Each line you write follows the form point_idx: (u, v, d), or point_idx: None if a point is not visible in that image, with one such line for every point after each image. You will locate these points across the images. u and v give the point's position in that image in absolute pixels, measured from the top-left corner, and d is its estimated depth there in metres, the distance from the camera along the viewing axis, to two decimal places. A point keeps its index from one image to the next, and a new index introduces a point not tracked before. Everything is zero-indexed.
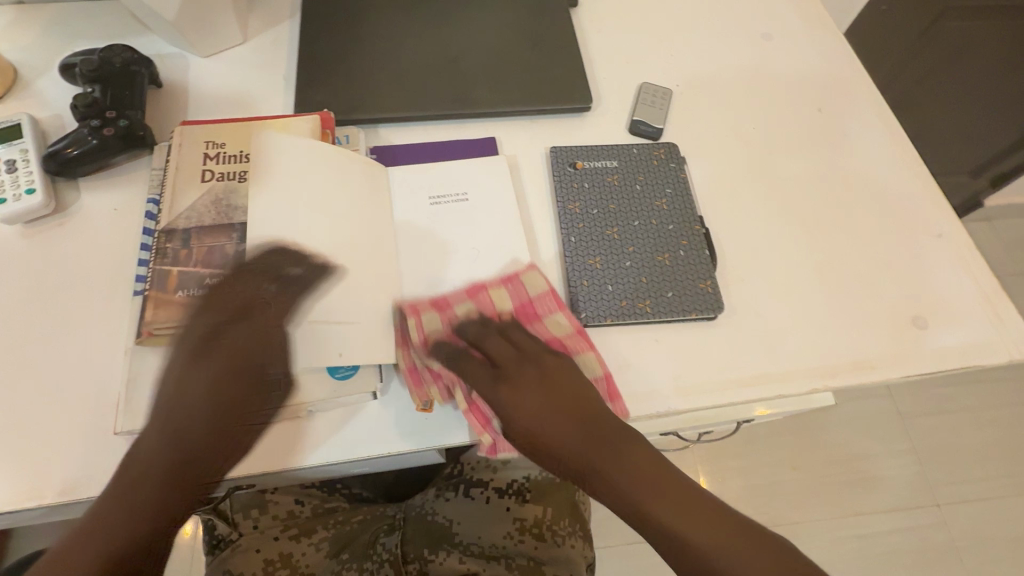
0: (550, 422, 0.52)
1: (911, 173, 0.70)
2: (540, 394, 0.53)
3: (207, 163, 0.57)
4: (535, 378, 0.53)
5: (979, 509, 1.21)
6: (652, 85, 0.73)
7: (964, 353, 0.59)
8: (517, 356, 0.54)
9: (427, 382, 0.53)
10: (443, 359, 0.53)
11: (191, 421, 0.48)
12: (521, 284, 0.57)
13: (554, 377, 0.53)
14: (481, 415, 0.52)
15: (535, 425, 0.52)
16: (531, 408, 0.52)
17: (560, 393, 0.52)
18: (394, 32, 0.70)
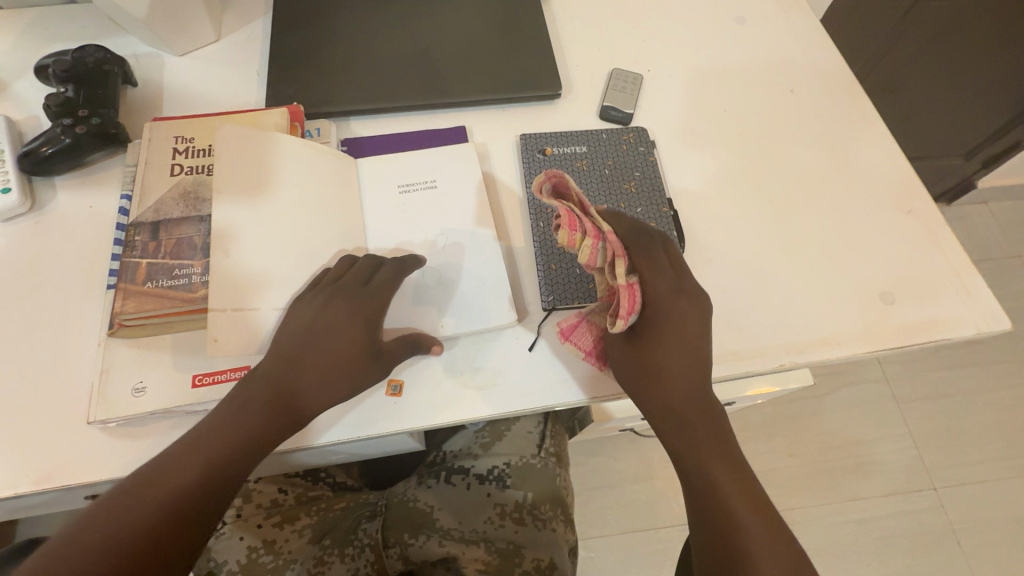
0: (667, 354, 0.50)
1: (883, 151, 0.70)
2: (663, 325, 0.51)
3: (176, 158, 0.58)
4: (669, 314, 0.51)
5: (974, 491, 1.20)
6: (622, 71, 0.73)
7: (933, 326, 0.60)
8: (673, 287, 0.52)
9: (581, 235, 0.47)
10: (597, 231, 0.48)
11: (241, 406, 0.46)
12: (650, 247, 0.54)
13: (684, 319, 0.51)
14: (631, 300, 0.49)
15: (651, 352, 0.50)
16: (656, 336, 0.50)
17: (684, 344, 0.50)
18: (365, 26, 0.71)
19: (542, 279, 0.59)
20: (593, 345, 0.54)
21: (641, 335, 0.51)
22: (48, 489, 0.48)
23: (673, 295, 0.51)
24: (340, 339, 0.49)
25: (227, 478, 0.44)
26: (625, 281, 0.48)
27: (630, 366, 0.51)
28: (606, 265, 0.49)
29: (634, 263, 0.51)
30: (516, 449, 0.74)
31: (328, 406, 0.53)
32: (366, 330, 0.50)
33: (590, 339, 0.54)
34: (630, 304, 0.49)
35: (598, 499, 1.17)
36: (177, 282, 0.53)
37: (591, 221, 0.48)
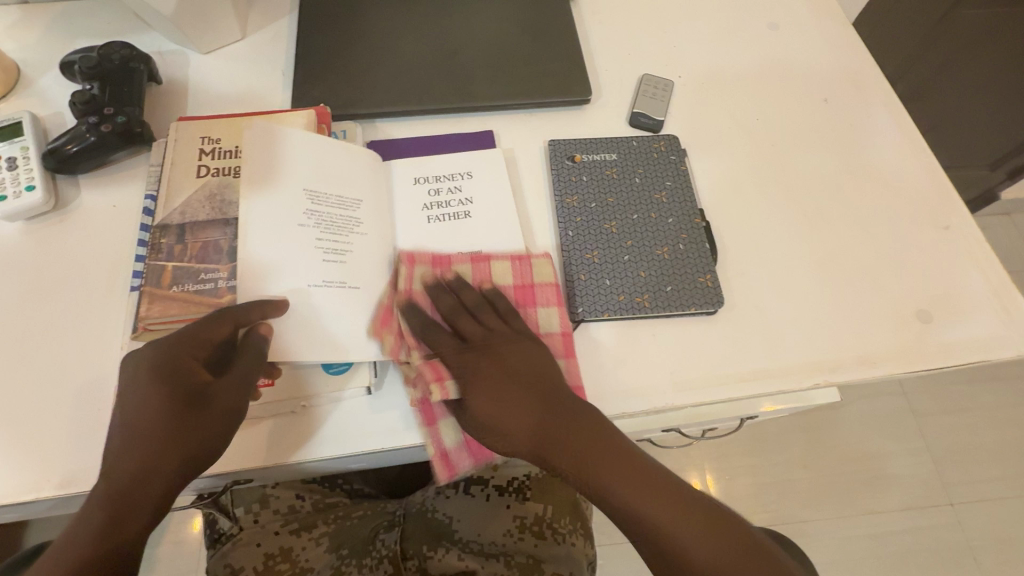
0: (497, 407, 0.50)
1: (920, 164, 0.68)
2: (514, 382, 0.51)
3: (203, 159, 0.57)
4: (501, 370, 0.51)
5: (994, 509, 1.18)
6: (653, 76, 0.71)
7: (972, 347, 0.58)
8: (470, 332, 0.53)
9: (391, 328, 0.53)
10: (418, 323, 0.53)
11: (123, 456, 0.45)
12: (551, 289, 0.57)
13: (524, 367, 0.51)
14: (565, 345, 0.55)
15: (479, 410, 0.50)
16: (478, 396, 0.50)
17: (501, 378, 0.51)
18: (392, 27, 0.70)
19: (569, 289, 0.57)
20: (469, 451, 0.52)
21: (471, 400, 0.51)
22: (71, 493, 0.48)
23: (501, 345, 0.52)
24: (164, 384, 0.45)
25: (121, 525, 0.43)
26: (547, 330, 0.55)
27: (481, 430, 0.51)
28: (412, 359, 0.52)
29: (475, 335, 0.53)
30: (536, 460, 0.72)
31: (351, 419, 0.53)
32: (178, 353, 0.46)
33: (463, 447, 0.52)
34: (437, 382, 0.51)
35: None
36: (203, 287, 0.51)
37: (422, 312, 0.54)
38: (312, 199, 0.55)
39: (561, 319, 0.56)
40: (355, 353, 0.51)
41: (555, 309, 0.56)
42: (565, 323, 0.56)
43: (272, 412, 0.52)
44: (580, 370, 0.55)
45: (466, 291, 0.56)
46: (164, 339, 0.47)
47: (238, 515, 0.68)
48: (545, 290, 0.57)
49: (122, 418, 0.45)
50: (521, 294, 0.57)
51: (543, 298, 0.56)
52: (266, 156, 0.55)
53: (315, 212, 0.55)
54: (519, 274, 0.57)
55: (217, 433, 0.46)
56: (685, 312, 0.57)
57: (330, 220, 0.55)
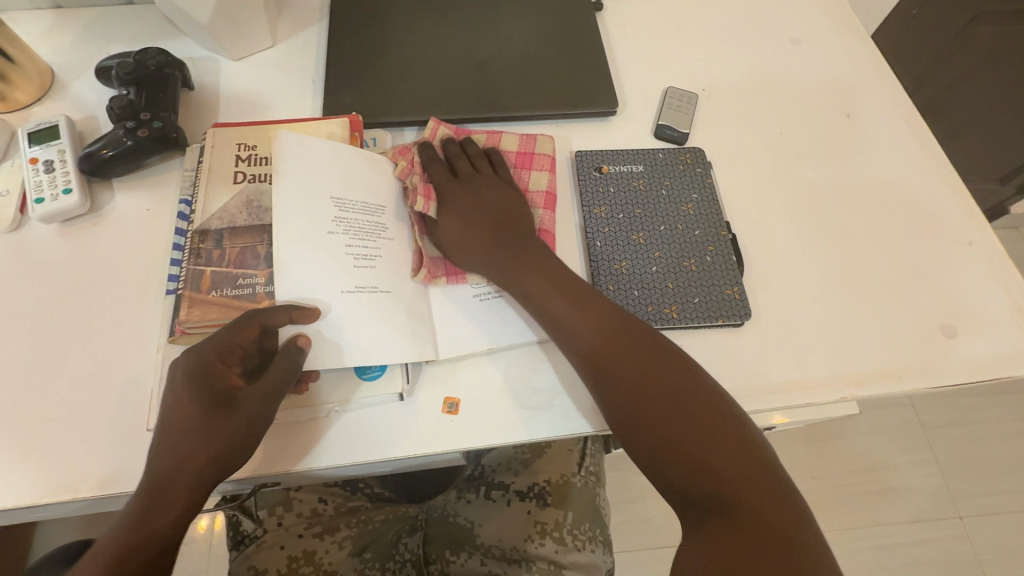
0: (463, 229, 0.56)
1: (940, 180, 0.69)
2: (488, 210, 0.57)
3: (240, 165, 0.58)
4: (481, 200, 0.57)
5: (1006, 523, 1.16)
6: (678, 88, 0.72)
7: (995, 363, 0.58)
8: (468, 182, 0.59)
9: (402, 159, 0.60)
10: (425, 158, 0.60)
11: (156, 455, 0.45)
12: (543, 159, 0.64)
13: (497, 202, 0.57)
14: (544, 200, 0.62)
15: (447, 225, 0.56)
16: (452, 216, 0.56)
17: (483, 211, 0.57)
18: (421, 37, 0.71)
19: None
20: (444, 264, 0.57)
21: (444, 221, 0.57)
22: (108, 495, 0.48)
23: (495, 183, 0.59)
24: (195, 385, 0.46)
25: (152, 525, 0.44)
26: (535, 188, 0.62)
27: (450, 245, 0.56)
28: (410, 182, 0.59)
29: (465, 175, 0.59)
30: (557, 467, 0.72)
31: (383, 425, 0.52)
32: (210, 354, 0.47)
33: (440, 262, 0.57)
34: (422, 199, 0.57)
35: (615, 514, 1.14)
36: (241, 291, 0.52)
37: (432, 151, 0.61)
38: (340, 206, 0.56)
39: (550, 182, 0.63)
40: (389, 356, 0.52)
41: (546, 173, 0.63)
42: (551, 185, 0.63)
43: (305, 417, 0.52)
44: (555, 220, 0.61)
45: (473, 146, 0.62)
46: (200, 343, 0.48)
47: (262, 517, 0.68)
48: (542, 158, 0.64)
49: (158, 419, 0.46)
50: (520, 159, 0.63)
51: (538, 162, 0.63)
52: (292, 160, 0.55)
53: (343, 219, 0.55)
54: (524, 143, 0.64)
55: (243, 438, 0.46)
56: (713, 322, 0.57)
57: (358, 228, 0.56)
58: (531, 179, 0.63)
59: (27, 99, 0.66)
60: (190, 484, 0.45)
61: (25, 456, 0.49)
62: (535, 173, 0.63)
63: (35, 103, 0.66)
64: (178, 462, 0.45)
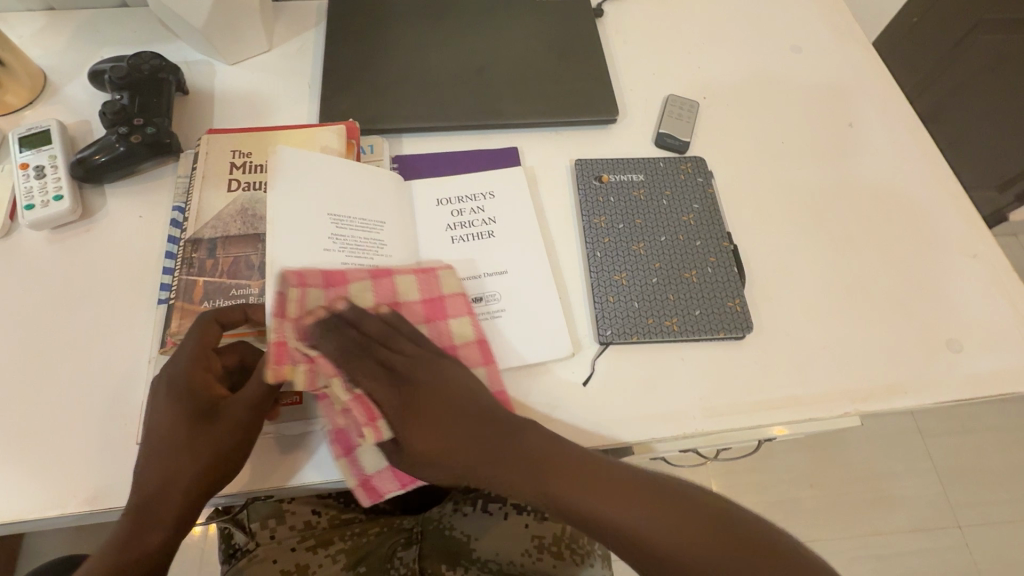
0: (430, 437, 0.47)
1: (942, 190, 0.68)
2: (442, 412, 0.47)
3: (234, 173, 0.57)
4: (425, 405, 0.47)
5: (1005, 533, 1.15)
6: (678, 96, 0.72)
7: (1000, 378, 0.57)
8: (387, 385, 0.47)
9: (294, 364, 0.47)
10: (327, 360, 0.48)
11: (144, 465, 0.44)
12: (459, 297, 0.55)
13: (439, 384, 0.48)
14: (484, 351, 0.53)
15: (412, 437, 0.47)
16: (412, 427, 0.47)
17: (444, 424, 0.47)
18: (420, 42, 0.70)
19: (598, 312, 0.57)
20: (393, 475, 0.51)
21: (408, 440, 0.47)
22: (96, 510, 0.47)
23: (410, 360, 0.49)
24: (182, 397, 0.45)
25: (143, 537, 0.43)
26: (462, 340, 0.53)
27: (427, 464, 0.47)
28: (333, 394, 0.47)
29: (389, 358, 0.49)
30: None
31: None
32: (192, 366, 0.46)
33: (387, 475, 0.51)
34: (369, 424, 0.47)
35: None
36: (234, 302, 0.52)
37: (325, 342, 0.48)
38: (336, 223, 0.55)
39: (475, 326, 0.54)
40: None
41: (467, 317, 0.54)
42: (478, 330, 0.54)
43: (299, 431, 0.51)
44: (499, 372, 0.53)
45: (373, 316, 0.51)
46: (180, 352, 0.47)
47: (255, 529, 0.67)
48: (454, 299, 0.55)
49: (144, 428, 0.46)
50: (429, 308, 0.54)
51: (447, 311, 0.54)
52: (287, 176, 0.55)
53: (340, 236, 0.54)
54: (427, 288, 0.55)
55: (231, 440, 0.45)
56: (715, 335, 0.57)
57: (355, 243, 0.55)
58: (452, 325, 0.53)
59: (19, 103, 0.65)
60: (181, 488, 0.44)
61: (10, 469, 0.48)
62: (458, 324, 0.54)
63: (26, 107, 0.65)
64: (167, 471, 0.44)
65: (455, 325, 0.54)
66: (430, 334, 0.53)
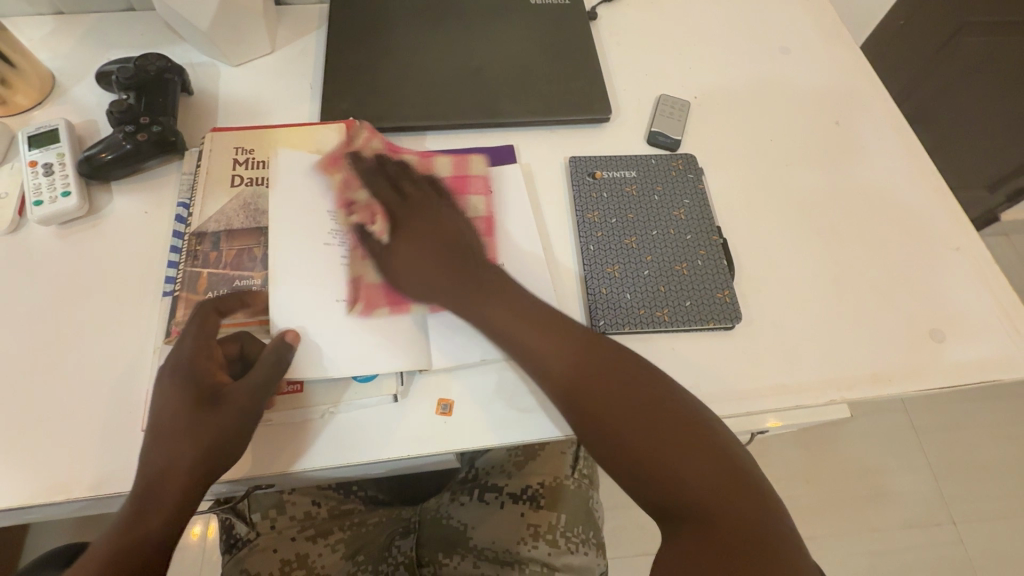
0: (421, 250, 0.55)
1: (927, 186, 0.70)
2: (438, 235, 0.56)
3: (237, 169, 0.59)
4: (426, 225, 0.56)
5: (999, 529, 1.16)
6: (670, 96, 0.73)
7: (982, 366, 0.59)
8: (403, 205, 0.57)
9: (336, 172, 0.59)
10: (362, 178, 0.59)
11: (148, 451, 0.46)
12: (479, 180, 0.64)
13: (443, 221, 0.57)
14: (489, 227, 0.61)
15: (399, 248, 0.55)
16: (405, 239, 0.55)
17: (439, 240, 0.56)
18: (418, 44, 0.72)
19: (591, 302, 0.58)
20: (385, 291, 0.55)
21: (396, 248, 0.55)
22: (103, 495, 0.49)
23: (431, 196, 0.59)
24: (183, 388, 0.46)
25: (150, 518, 0.45)
26: (475, 213, 0.62)
27: (404, 275, 0.55)
28: (355, 201, 0.58)
29: (412, 194, 0.58)
30: (550, 470, 0.72)
31: (378, 425, 0.53)
32: (192, 357, 0.48)
33: (380, 291, 0.55)
34: (378, 220, 0.56)
35: (608, 520, 1.12)
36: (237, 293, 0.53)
37: (366, 170, 0.59)
38: (337, 218, 0.57)
39: (488, 206, 0.63)
40: (382, 366, 0.52)
41: (483, 197, 0.63)
42: (489, 210, 0.62)
43: (298, 420, 0.52)
44: (496, 248, 0.60)
45: (412, 168, 0.61)
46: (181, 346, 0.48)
47: (255, 520, 0.69)
48: (477, 180, 0.64)
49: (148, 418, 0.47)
50: (456, 182, 0.63)
51: (473, 185, 0.64)
52: (289, 174, 0.57)
53: (340, 231, 0.56)
54: (459, 167, 0.64)
55: (228, 435, 0.46)
56: (705, 325, 0.58)
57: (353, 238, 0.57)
58: (471, 203, 0.62)
59: (27, 103, 0.66)
60: (177, 485, 0.45)
61: (19, 456, 0.49)
62: (474, 199, 0.63)
63: (35, 107, 0.67)
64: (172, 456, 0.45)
65: (473, 200, 0.62)
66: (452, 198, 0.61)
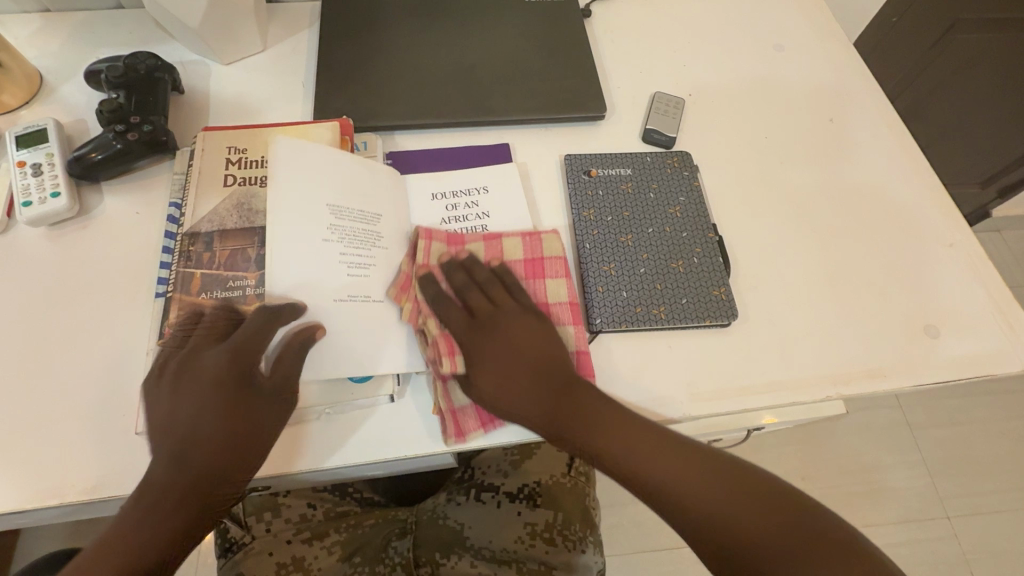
0: (501, 377, 0.52)
1: (920, 182, 0.71)
2: (517, 360, 0.52)
3: (230, 168, 0.59)
4: (502, 347, 0.53)
5: (992, 522, 1.17)
6: (664, 93, 0.73)
7: (976, 361, 0.60)
8: (474, 327, 0.53)
9: (406, 297, 0.55)
10: (429, 296, 0.54)
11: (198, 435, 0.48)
12: (549, 259, 0.58)
13: (521, 339, 0.53)
14: (575, 314, 0.57)
15: (484, 380, 0.52)
16: (485, 369, 0.52)
17: (520, 368, 0.52)
18: (412, 42, 0.71)
19: (588, 301, 0.58)
20: (477, 415, 0.53)
21: (477, 381, 0.52)
22: (96, 499, 0.48)
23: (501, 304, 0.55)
24: (251, 381, 0.49)
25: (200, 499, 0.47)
26: (556, 299, 0.57)
27: (490, 403, 0.52)
28: (426, 328, 0.53)
29: (482, 310, 0.54)
30: (546, 468, 0.73)
31: (372, 427, 0.53)
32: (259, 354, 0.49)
33: (469, 413, 0.52)
34: (448, 355, 0.51)
35: (604, 518, 1.12)
36: (231, 294, 0.53)
37: (436, 284, 0.54)
38: (335, 214, 0.55)
39: (569, 289, 0.58)
40: (378, 367, 0.52)
41: (564, 279, 0.58)
42: (572, 294, 0.57)
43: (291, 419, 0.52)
44: (586, 335, 0.56)
45: (479, 268, 0.56)
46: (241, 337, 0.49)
47: (250, 524, 0.68)
48: (554, 261, 0.58)
49: (200, 399, 0.48)
50: (530, 267, 0.58)
51: (548, 268, 0.58)
52: (287, 162, 0.56)
53: (338, 227, 0.55)
54: (530, 249, 0.59)
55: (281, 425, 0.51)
56: (702, 322, 0.58)
57: (352, 234, 0.56)
58: (546, 287, 0.57)
59: (14, 102, 0.65)
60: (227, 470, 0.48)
61: (9, 461, 0.49)
62: (551, 289, 0.57)
63: (22, 106, 0.66)
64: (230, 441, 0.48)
65: (551, 291, 0.57)
66: (530, 290, 0.57)
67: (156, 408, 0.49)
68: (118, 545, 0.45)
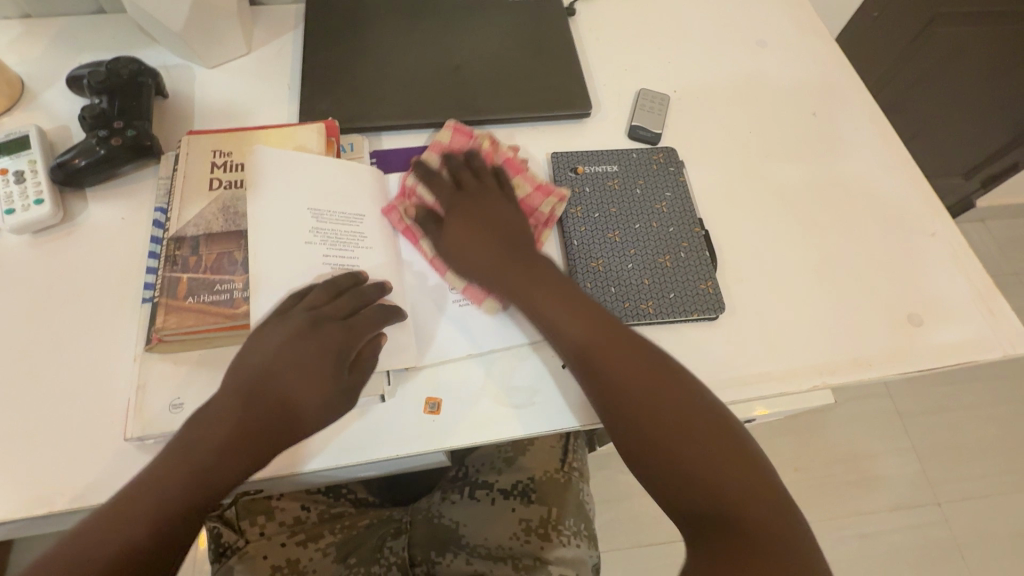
0: (469, 248, 0.56)
1: (901, 173, 0.71)
2: (497, 228, 0.57)
3: (215, 172, 0.58)
4: (484, 216, 0.57)
5: (982, 507, 1.19)
6: (649, 90, 0.74)
7: (959, 348, 0.61)
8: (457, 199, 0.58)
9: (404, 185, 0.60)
10: (426, 174, 0.59)
11: (237, 409, 0.46)
12: (542, 194, 0.61)
13: (506, 217, 0.58)
14: (548, 215, 0.61)
15: (453, 239, 0.57)
16: (458, 229, 0.57)
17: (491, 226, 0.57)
18: (397, 42, 0.71)
19: None
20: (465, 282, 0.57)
21: (449, 240, 0.57)
22: (87, 505, 0.48)
23: (524, 239, 0.57)
24: (317, 368, 0.47)
25: (213, 479, 0.45)
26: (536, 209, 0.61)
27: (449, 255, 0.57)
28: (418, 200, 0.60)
29: (468, 190, 0.59)
30: (541, 463, 0.73)
31: (369, 428, 0.52)
32: (332, 344, 0.48)
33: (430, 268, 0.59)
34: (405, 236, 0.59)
35: (601, 513, 1.13)
36: (218, 298, 0.52)
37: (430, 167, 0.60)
38: (317, 217, 0.56)
39: (552, 210, 0.61)
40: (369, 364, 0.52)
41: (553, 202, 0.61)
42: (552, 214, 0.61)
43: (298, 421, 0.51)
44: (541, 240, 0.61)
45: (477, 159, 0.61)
46: (316, 326, 0.49)
47: (244, 527, 0.68)
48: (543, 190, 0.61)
49: (268, 371, 0.47)
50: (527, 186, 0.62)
51: (556, 188, 0.61)
52: (272, 169, 0.57)
53: (320, 230, 0.56)
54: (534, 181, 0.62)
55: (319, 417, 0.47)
56: (690, 315, 0.58)
57: (334, 236, 0.56)
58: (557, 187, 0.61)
59: None
60: (241, 461, 0.46)
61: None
62: (540, 208, 0.61)
63: (3, 114, 0.66)
64: (269, 427, 0.46)
65: (538, 210, 0.61)
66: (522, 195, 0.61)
67: (258, 357, 0.47)
68: (119, 532, 0.42)
